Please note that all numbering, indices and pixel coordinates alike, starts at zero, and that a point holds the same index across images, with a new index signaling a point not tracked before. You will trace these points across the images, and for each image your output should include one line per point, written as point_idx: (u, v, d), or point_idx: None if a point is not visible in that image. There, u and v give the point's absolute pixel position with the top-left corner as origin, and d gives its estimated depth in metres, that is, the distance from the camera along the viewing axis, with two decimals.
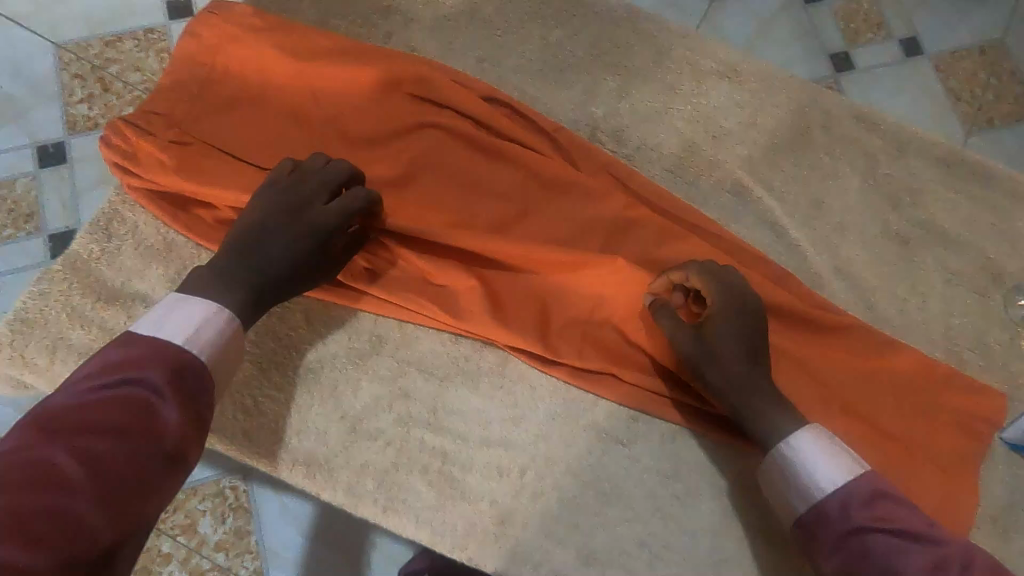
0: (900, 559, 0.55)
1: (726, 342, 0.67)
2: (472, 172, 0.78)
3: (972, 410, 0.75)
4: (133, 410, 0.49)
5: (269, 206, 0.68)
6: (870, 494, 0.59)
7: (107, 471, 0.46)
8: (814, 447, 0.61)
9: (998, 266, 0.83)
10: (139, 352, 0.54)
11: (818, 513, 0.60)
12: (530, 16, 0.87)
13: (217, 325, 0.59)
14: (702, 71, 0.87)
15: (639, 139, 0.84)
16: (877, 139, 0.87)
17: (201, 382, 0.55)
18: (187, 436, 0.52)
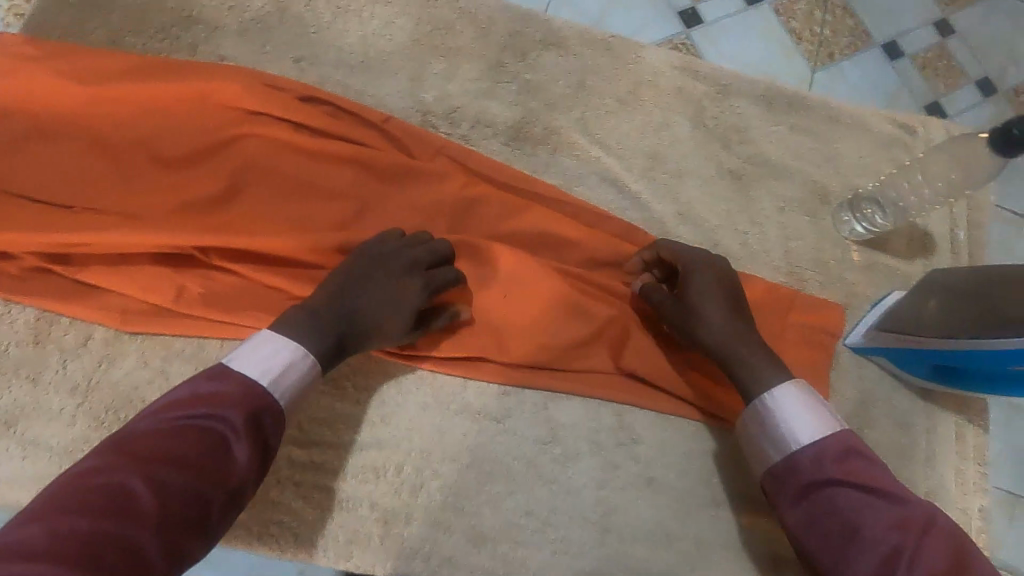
0: (864, 514, 0.58)
1: (704, 304, 0.70)
2: (301, 176, 0.74)
3: (815, 325, 0.81)
4: (205, 446, 0.53)
5: (372, 263, 0.69)
6: (844, 450, 0.61)
7: (175, 505, 0.49)
8: (800, 402, 0.64)
9: (826, 187, 0.89)
10: (227, 389, 0.57)
11: (791, 463, 0.62)
12: (344, 9, 0.85)
13: (302, 371, 0.61)
14: (527, 42, 0.88)
15: (473, 118, 0.84)
16: (702, 85, 0.90)
17: (274, 429, 0.59)
18: (248, 478, 0.55)
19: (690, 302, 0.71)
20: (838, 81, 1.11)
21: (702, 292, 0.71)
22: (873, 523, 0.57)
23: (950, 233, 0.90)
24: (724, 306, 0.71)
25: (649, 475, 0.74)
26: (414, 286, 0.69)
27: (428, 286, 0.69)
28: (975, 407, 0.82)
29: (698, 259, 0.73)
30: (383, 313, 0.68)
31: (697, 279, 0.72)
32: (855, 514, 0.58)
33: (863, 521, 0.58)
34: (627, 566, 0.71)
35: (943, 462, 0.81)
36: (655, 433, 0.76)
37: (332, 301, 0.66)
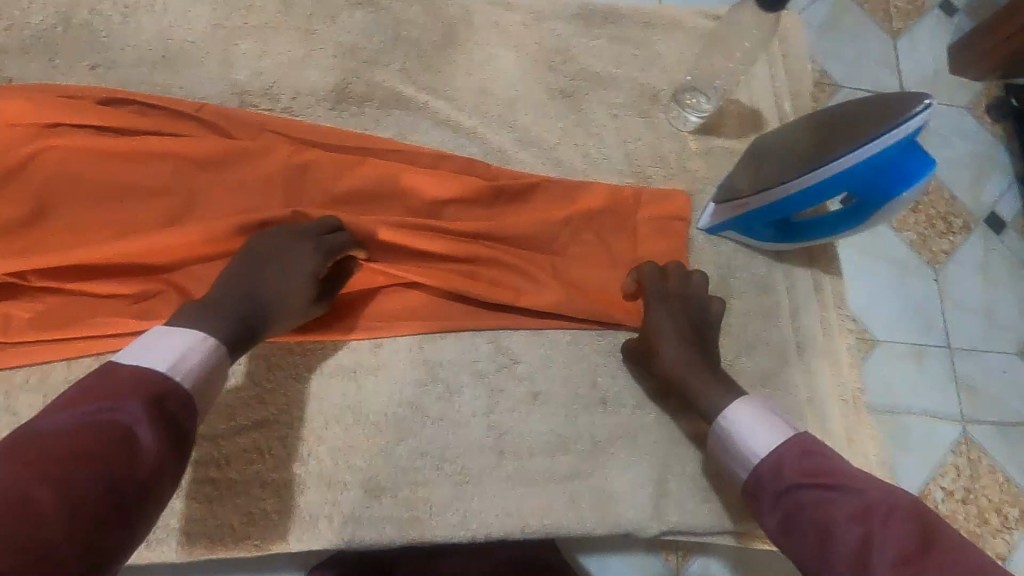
0: (827, 512, 0.53)
1: (662, 338, 0.73)
2: (117, 180, 0.72)
3: (665, 213, 0.84)
4: (106, 438, 0.44)
5: (265, 246, 0.67)
6: (799, 453, 0.59)
7: (80, 506, 0.41)
8: (750, 416, 0.63)
9: (653, 87, 0.92)
10: (120, 380, 0.48)
11: (756, 476, 0.60)
12: (132, 6, 0.82)
13: (204, 354, 0.53)
14: (332, 5, 0.87)
15: (292, 90, 0.83)
16: (516, 16, 0.92)
17: (187, 411, 0.50)
18: (166, 467, 0.46)
19: (652, 331, 0.73)
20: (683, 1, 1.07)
21: (672, 321, 0.73)
22: (835, 518, 0.53)
23: (777, 106, 0.95)
24: (685, 344, 0.72)
25: (534, 390, 0.76)
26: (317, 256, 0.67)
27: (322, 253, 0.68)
28: (825, 258, 0.88)
29: (675, 292, 0.75)
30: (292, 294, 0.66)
31: (662, 312, 0.74)
32: (818, 511, 0.54)
33: (824, 516, 0.53)
34: (529, 479, 0.73)
35: (808, 314, 0.86)
36: (532, 349, 0.77)
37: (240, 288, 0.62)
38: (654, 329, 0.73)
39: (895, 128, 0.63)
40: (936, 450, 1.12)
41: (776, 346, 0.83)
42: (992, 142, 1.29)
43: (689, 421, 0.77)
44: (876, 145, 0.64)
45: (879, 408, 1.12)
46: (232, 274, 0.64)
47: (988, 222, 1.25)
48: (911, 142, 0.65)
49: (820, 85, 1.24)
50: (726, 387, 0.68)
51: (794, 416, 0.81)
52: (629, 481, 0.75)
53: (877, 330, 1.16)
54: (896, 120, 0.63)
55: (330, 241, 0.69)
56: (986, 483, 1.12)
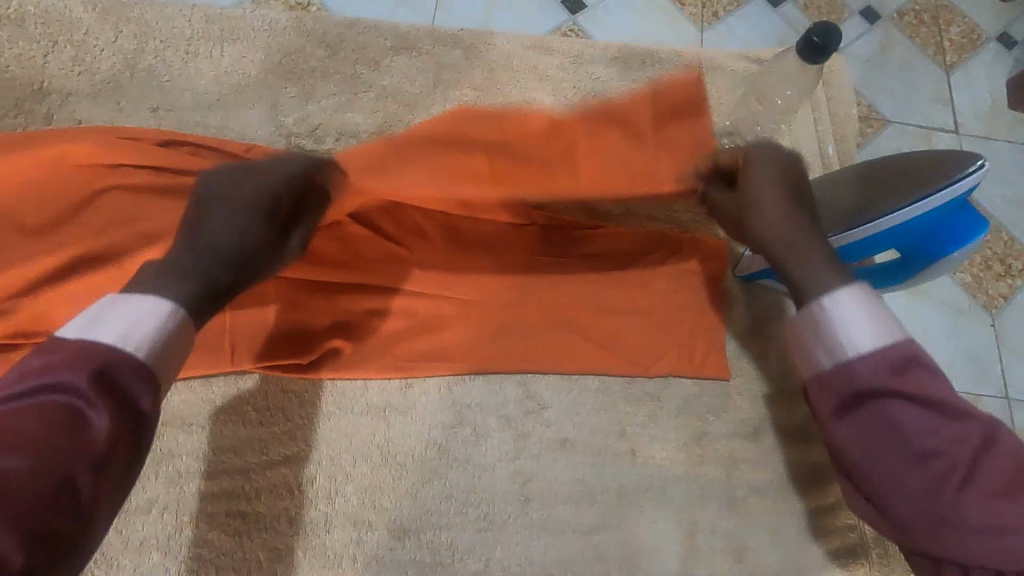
0: (916, 435, 0.44)
1: (763, 197, 0.61)
2: (174, 218, 0.76)
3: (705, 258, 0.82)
4: (48, 424, 0.40)
5: (223, 207, 0.59)
6: (902, 360, 0.46)
7: (30, 494, 0.38)
8: (854, 314, 0.48)
9: None
10: (61, 356, 0.43)
11: (845, 370, 0.47)
12: (192, 53, 0.87)
13: (159, 320, 0.48)
14: (377, 50, 0.91)
15: (336, 131, 0.86)
16: (554, 58, 0.94)
17: (139, 386, 0.45)
18: (117, 449, 0.43)
19: (749, 188, 0.62)
20: (725, 40, 1.07)
21: (766, 171, 0.62)
22: (913, 434, 0.44)
23: (819, 149, 0.93)
24: (787, 195, 0.60)
25: (562, 437, 0.75)
26: (267, 186, 0.61)
27: (277, 180, 0.62)
28: None
29: (780, 158, 0.63)
30: (246, 235, 0.59)
31: (757, 165, 0.63)
32: (911, 433, 0.44)
33: (902, 433, 0.44)
34: (554, 528, 0.72)
35: None
36: (560, 395, 0.77)
37: (195, 236, 0.57)
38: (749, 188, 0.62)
39: (951, 186, 0.60)
40: None
41: None
42: None
43: (719, 476, 0.75)
44: (928, 203, 0.61)
45: None
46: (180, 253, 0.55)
47: None
48: (962, 202, 0.63)
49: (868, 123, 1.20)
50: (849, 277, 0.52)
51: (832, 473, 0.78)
52: (657, 535, 0.73)
53: None
54: (947, 179, 0.60)
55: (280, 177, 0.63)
56: None
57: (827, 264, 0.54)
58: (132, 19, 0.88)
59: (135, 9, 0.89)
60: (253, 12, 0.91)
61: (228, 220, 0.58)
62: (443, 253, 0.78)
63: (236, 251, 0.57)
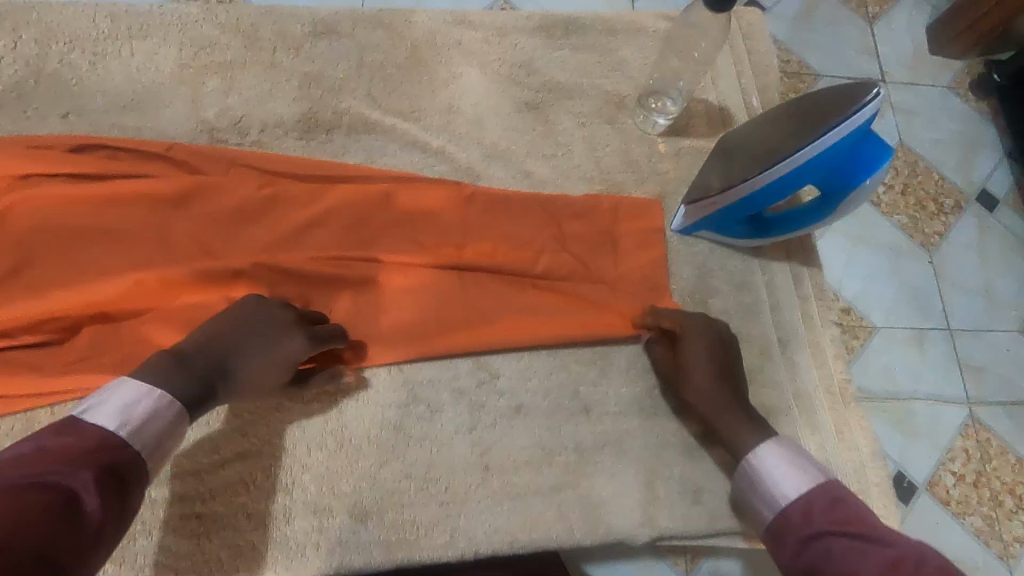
0: (853, 555, 0.52)
1: (697, 366, 0.73)
2: (94, 224, 0.73)
3: (642, 224, 0.84)
4: (60, 492, 0.45)
5: (252, 328, 0.67)
6: (828, 502, 0.58)
7: (51, 537, 0.42)
8: (778, 462, 0.64)
9: (619, 93, 0.93)
10: (79, 440, 0.50)
11: (784, 521, 0.60)
12: (100, 53, 0.84)
13: (158, 419, 0.56)
14: (296, 37, 0.89)
15: (260, 123, 0.84)
16: (479, 33, 0.93)
17: (131, 480, 0.51)
18: (106, 535, 0.47)
19: (687, 356, 0.74)
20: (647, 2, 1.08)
21: (709, 349, 0.73)
22: (849, 558, 0.52)
23: (745, 102, 0.95)
24: (714, 372, 0.73)
25: (516, 404, 0.76)
26: (305, 337, 0.69)
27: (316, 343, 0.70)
28: (804, 252, 0.88)
29: (708, 326, 0.75)
30: (265, 373, 0.68)
31: (697, 338, 0.74)
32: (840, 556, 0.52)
33: (839, 560, 0.52)
34: (515, 494, 0.73)
35: (790, 308, 0.85)
36: (511, 363, 0.77)
37: (220, 344, 0.65)
38: (690, 355, 0.74)
39: (854, 114, 0.63)
40: (943, 434, 1.10)
41: (758, 343, 0.83)
42: (973, 118, 1.28)
43: (672, 425, 0.77)
44: (835, 134, 0.64)
45: (881, 395, 1.11)
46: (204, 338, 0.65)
47: (979, 199, 1.24)
48: (867, 131, 0.66)
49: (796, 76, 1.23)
50: (760, 434, 0.68)
51: (781, 412, 0.80)
52: (617, 488, 0.74)
53: (875, 317, 1.15)
54: (848, 111, 0.63)
55: (321, 332, 0.71)
56: (998, 464, 1.11)
57: (746, 421, 0.70)
58: (31, 23, 0.84)
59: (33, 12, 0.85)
60: (162, 7, 0.88)
61: (259, 362, 0.67)
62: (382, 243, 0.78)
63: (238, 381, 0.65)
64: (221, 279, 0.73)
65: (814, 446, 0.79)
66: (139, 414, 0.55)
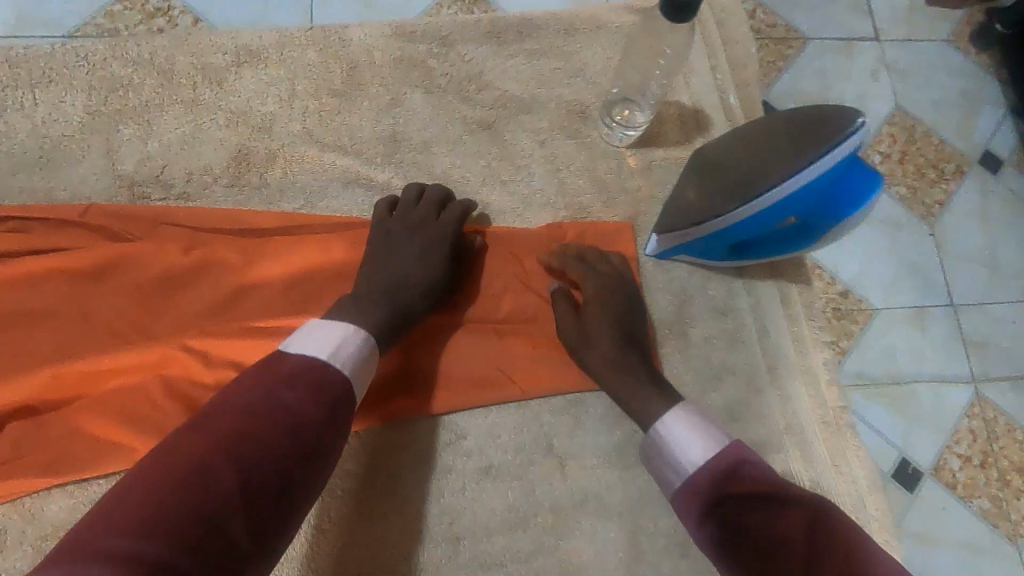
0: (762, 527, 0.50)
1: (601, 330, 0.70)
2: (7, 308, 0.66)
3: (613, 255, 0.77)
4: (277, 423, 0.50)
5: (388, 246, 0.70)
6: (734, 464, 0.56)
7: (249, 485, 0.46)
8: (681, 424, 0.60)
9: (581, 102, 0.84)
10: (296, 364, 0.54)
11: (692, 487, 0.57)
12: (0, 107, 0.76)
13: (355, 342, 0.58)
14: (217, 68, 0.80)
15: (184, 172, 0.77)
16: (421, 45, 0.84)
17: (342, 401, 0.55)
18: (322, 453, 0.52)
19: (592, 321, 0.71)
20: None
21: (612, 305, 0.71)
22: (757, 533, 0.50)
23: (721, 100, 0.86)
24: (619, 332, 0.70)
25: (485, 465, 0.71)
26: (441, 227, 0.72)
27: (451, 225, 0.73)
28: (792, 266, 0.81)
29: (615, 287, 0.73)
30: (427, 260, 0.70)
31: (602, 296, 0.72)
32: (754, 525, 0.50)
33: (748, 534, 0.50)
34: (488, 563, 0.68)
35: (778, 331, 0.78)
36: (477, 420, 0.72)
37: (380, 268, 0.69)
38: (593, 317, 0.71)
39: (835, 146, 0.55)
40: (949, 417, 1.01)
41: (744, 374, 0.77)
42: (979, 75, 1.16)
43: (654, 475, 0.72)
44: (815, 169, 0.56)
45: (882, 379, 1.01)
46: (373, 262, 0.69)
47: (983, 161, 1.12)
48: (852, 158, 0.58)
49: (784, 36, 1.10)
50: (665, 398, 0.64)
51: (771, 446, 0.75)
52: (598, 548, 0.70)
53: (874, 299, 1.03)
54: (829, 143, 0.55)
55: (442, 225, 0.72)
56: (1007, 443, 1.01)
57: None
58: None
59: None
60: (64, 45, 0.79)
61: (416, 260, 0.69)
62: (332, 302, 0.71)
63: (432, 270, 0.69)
64: (154, 360, 0.67)
65: (808, 481, 0.74)
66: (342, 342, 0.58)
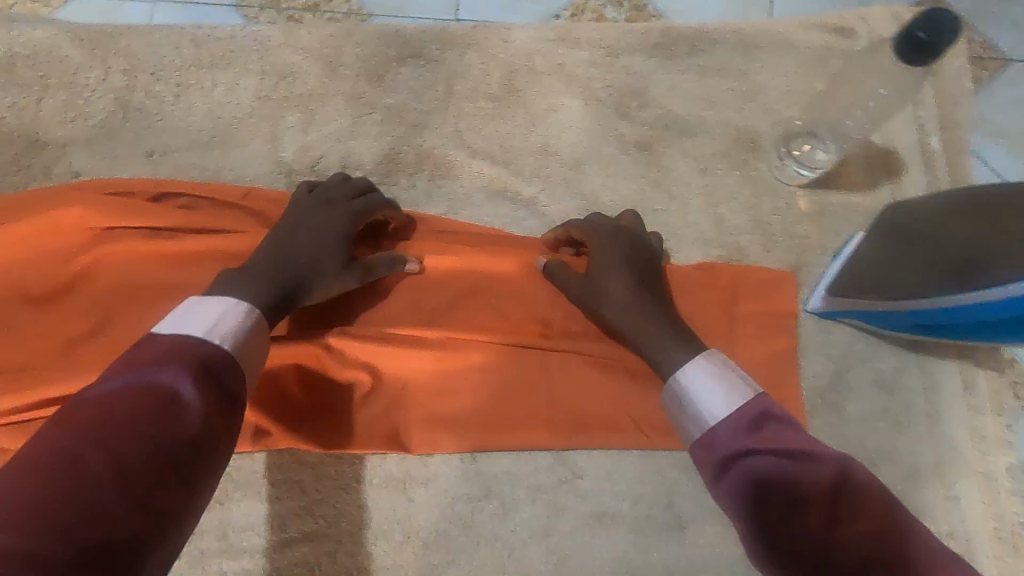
0: (781, 478, 0.45)
1: (607, 285, 0.63)
2: (175, 283, 0.69)
3: (771, 307, 0.70)
4: (151, 398, 0.40)
5: (292, 222, 0.63)
6: (758, 416, 0.50)
7: (124, 464, 0.37)
8: (707, 374, 0.54)
9: (753, 130, 0.76)
10: (159, 343, 0.45)
11: (708, 437, 0.51)
12: (183, 85, 0.80)
13: (242, 315, 0.50)
14: (381, 62, 0.80)
15: (339, 165, 0.78)
16: (585, 53, 0.79)
17: (228, 371, 0.46)
18: (215, 425, 0.42)
19: (597, 275, 0.64)
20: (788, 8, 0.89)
21: (615, 258, 0.64)
22: (773, 482, 0.45)
23: (920, 146, 0.75)
24: (632, 282, 0.63)
25: (599, 510, 0.68)
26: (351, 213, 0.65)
27: (361, 208, 0.66)
28: (978, 348, 0.70)
29: (609, 231, 0.66)
30: (323, 251, 0.61)
31: (604, 249, 0.65)
32: (772, 479, 0.45)
33: (763, 484, 0.45)
34: None
35: (953, 421, 0.68)
36: (596, 462, 0.69)
37: (275, 246, 0.60)
38: (597, 271, 0.64)
39: None
40: None
41: (906, 464, 0.67)
42: None
43: None
44: None
45: None
46: (271, 241, 0.61)
47: None
48: None
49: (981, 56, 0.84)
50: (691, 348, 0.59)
51: None
52: None
53: None
54: None
55: (365, 201, 0.67)
56: None
57: None
58: (121, 51, 0.81)
59: (122, 39, 0.81)
60: (245, 29, 0.81)
61: (314, 243, 0.61)
62: (468, 320, 0.68)
63: (326, 261, 0.61)
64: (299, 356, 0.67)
65: None
66: (227, 320, 0.49)
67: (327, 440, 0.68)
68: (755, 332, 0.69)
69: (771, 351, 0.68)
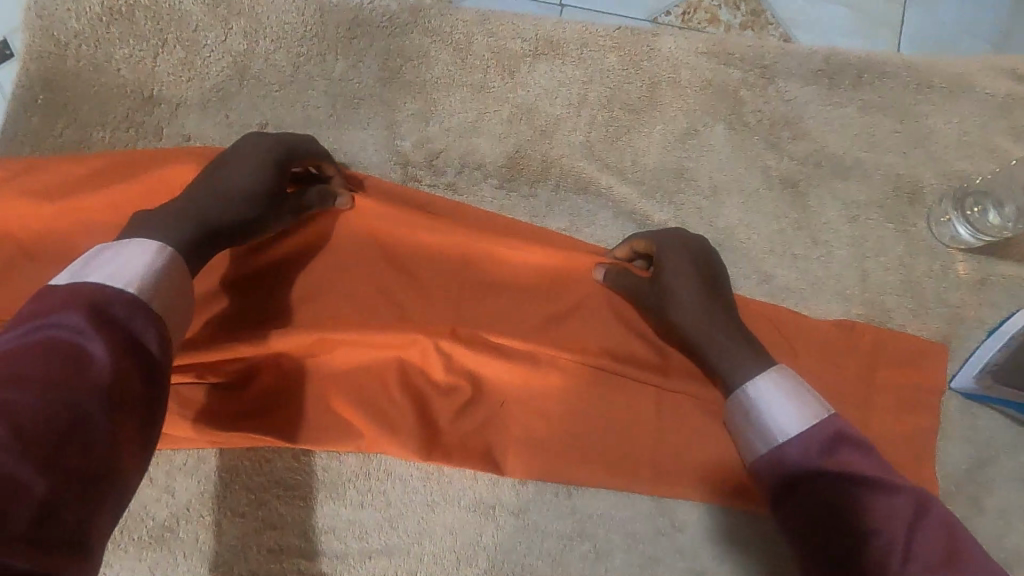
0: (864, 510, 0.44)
1: (670, 294, 0.56)
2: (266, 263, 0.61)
3: (914, 381, 0.63)
4: (48, 357, 0.36)
5: (234, 153, 0.54)
6: (832, 439, 0.47)
7: (26, 426, 0.34)
8: (774, 389, 0.49)
9: (915, 179, 0.69)
10: (52, 296, 0.39)
11: (779, 456, 0.47)
12: (303, 56, 0.76)
13: (153, 256, 0.43)
14: (514, 55, 0.74)
15: (459, 162, 0.73)
16: (738, 70, 0.72)
17: (141, 320, 0.40)
18: (129, 380, 0.38)
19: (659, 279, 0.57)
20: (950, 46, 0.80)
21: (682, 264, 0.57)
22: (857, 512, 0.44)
23: None
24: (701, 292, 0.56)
25: (697, 567, 0.66)
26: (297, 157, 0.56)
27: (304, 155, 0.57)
28: None
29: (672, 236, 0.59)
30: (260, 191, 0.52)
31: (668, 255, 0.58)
32: (851, 510, 0.44)
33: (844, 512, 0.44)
34: None
35: None
36: (699, 517, 0.66)
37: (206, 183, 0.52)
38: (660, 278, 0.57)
39: None
40: None
41: None
42: None
43: None
44: None
45: None
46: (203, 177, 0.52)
47: None
48: None
49: None
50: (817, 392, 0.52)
51: None
52: None
53: None
54: None
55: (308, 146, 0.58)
56: None
57: None
58: (243, 12, 0.76)
59: None
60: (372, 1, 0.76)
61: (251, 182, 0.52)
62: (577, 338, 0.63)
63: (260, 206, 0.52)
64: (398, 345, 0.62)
65: None
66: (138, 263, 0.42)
67: (424, 448, 0.64)
68: (894, 407, 0.63)
69: (909, 429, 0.62)
